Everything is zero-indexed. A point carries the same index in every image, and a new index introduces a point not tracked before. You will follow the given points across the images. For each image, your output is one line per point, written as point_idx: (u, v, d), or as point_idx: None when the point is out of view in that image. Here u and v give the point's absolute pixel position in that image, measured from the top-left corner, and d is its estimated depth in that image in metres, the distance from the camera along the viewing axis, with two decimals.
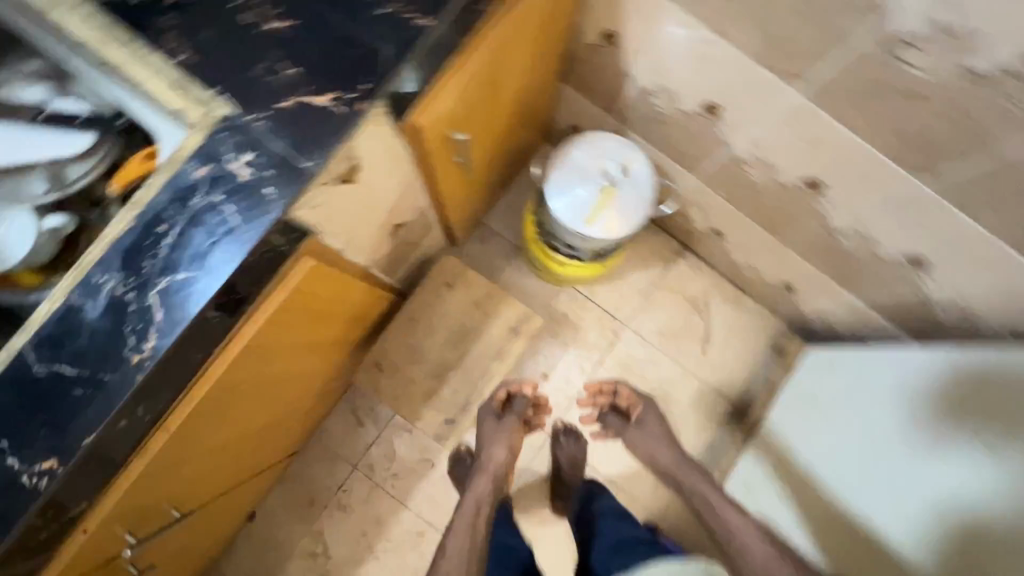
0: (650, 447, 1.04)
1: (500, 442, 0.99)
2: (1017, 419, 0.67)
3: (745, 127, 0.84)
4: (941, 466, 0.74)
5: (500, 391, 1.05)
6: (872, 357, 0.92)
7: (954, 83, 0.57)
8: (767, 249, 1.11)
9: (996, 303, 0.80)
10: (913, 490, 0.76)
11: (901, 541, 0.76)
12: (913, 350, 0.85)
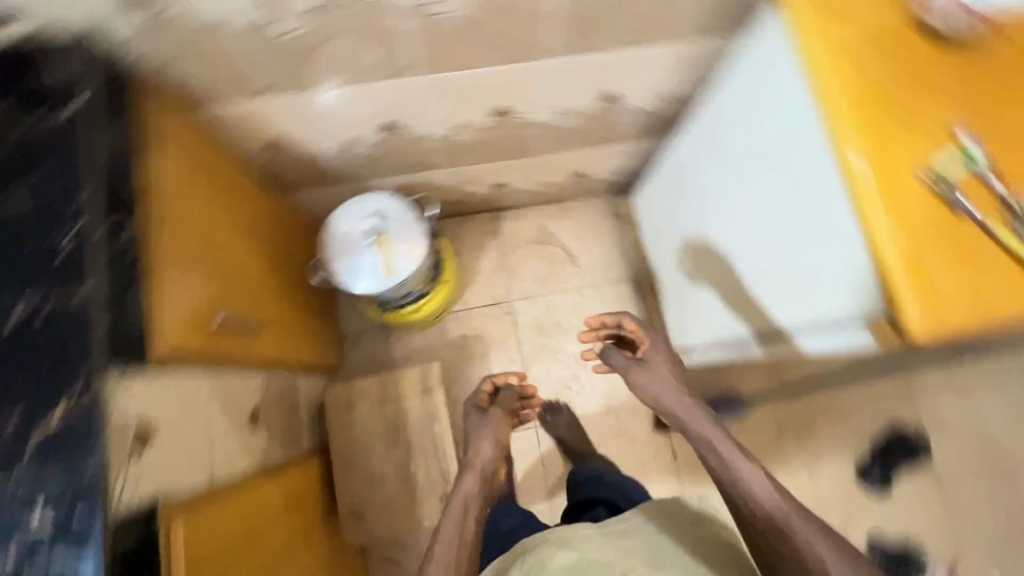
0: (661, 386, 0.85)
1: (486, 435, 0.91)
2: (836, 115, 0.62)
3: (419, 118, 0.94)
4: (810, 199, 0.69)
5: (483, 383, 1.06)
6: (727, 133, 0.88)
7: (476, 1, 0.68)
8: (536, 167, 1.24)
9: (674, 81, 0.94)
10: (799, 234, 0.73)
11: (800, 291, 0.75)
12: (749, 102, 0.79)
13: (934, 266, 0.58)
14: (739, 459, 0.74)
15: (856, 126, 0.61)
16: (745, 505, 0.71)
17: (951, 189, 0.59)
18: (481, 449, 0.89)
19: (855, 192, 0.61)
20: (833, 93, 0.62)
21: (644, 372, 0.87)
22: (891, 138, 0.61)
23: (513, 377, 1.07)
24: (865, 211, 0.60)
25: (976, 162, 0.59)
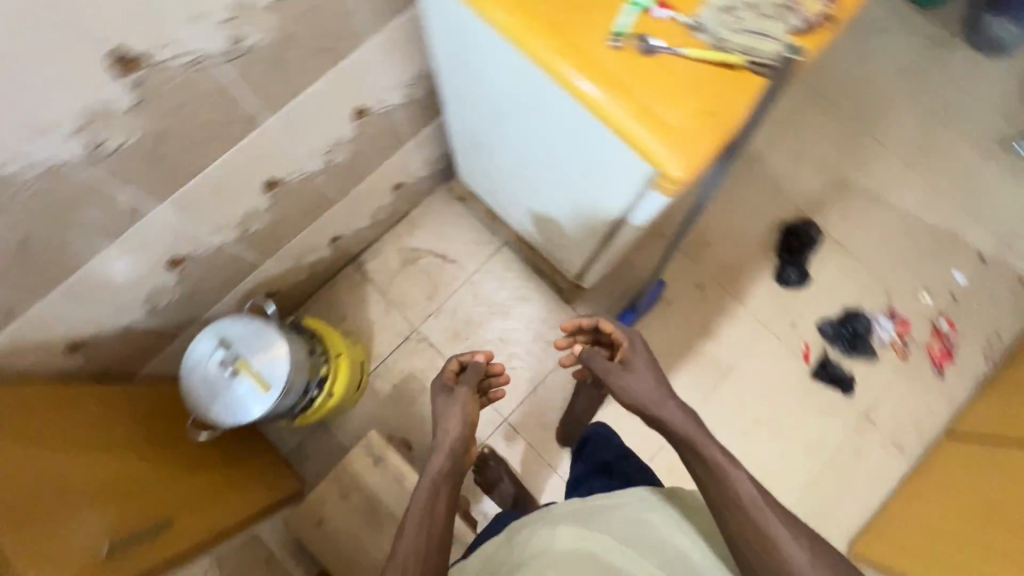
0: (638, 384, 0.82)
1: (453, 415, 0.84)
2: (522, 37, 0.63)
3: (198, 237, 0.89)
4: (556, 113, 0.71)
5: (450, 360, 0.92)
6: (464, 91, 0.88)
7: (144, 115, 0.65)
8: (354, 205, 1.23)
9: (402, 67, 0.94)
10: (568, 143, 0.76)
11: (603, 186, 0.78)
12: (459, 57, 0.80)
13: (659, 109, 0.61)
14: (730, 469, 0.72)
15: (529, 31, 0.62)
16: (735, 519, 0.69)
17: (634, 39, 0.61)
18: (449, 429, 0.83)
19: (578, 92, 0.63)
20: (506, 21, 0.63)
21: (623, 374, 0.83)
22: (563, 23, 0.62)
23: (478, 355, 0.92)
24: (599, 107, 0.62)
25: (641, 4, 0.62)
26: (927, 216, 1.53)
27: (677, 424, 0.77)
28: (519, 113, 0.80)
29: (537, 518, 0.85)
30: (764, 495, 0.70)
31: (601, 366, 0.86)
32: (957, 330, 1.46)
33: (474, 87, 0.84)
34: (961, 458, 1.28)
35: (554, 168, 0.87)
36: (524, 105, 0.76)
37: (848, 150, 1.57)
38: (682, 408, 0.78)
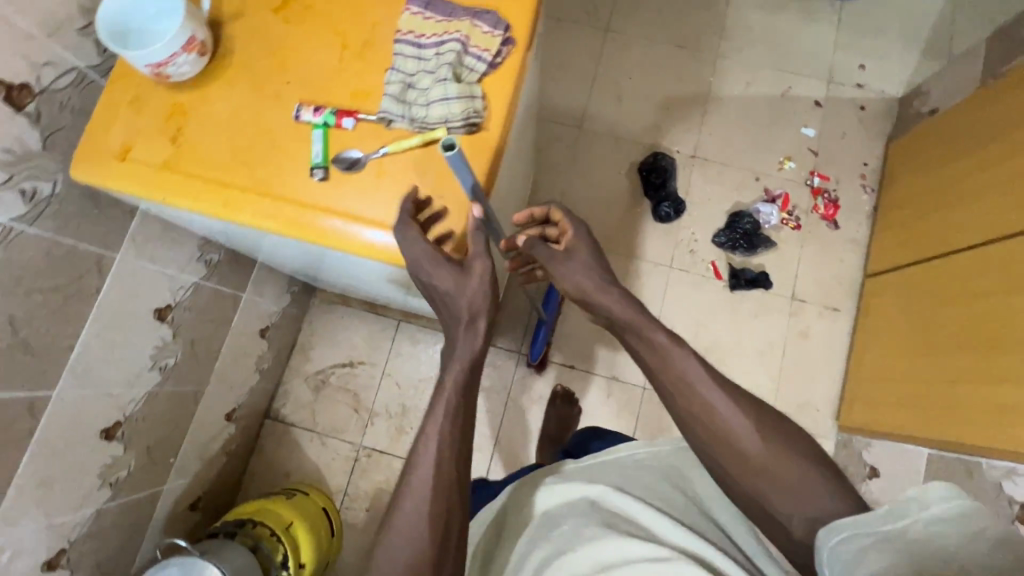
0: (581, 279, 0.72)
1: (470, 296, 0.58)
2: (234, 217, 0.58)
3: (64, 525, 0.82)
4: (321, 252, 0.67)
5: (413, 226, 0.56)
6: (251, 246, 0.83)
7: None
8: (228, 377, 1.16)
9: (174, 250, 0.88)
10: (356, 264, 0.71)
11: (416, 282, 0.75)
12: (214, 231, 0.74)
13: (388, 216, 0.58)
14: (673, 350, 0.67)
15: (229, 205, 0.58)
16: (684, 402, 0.65)
17: (333, 164, 0.58)
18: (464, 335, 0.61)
19: (316, 241, 0.58)
20: (211, 208, 0.58)
21: (563, 266, 0.72)
22: (258, 177, 0.58)
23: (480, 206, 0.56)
24: (340, 246, 0.58)
25: (320, 126, 0.58)
26: (756, 91, 1.56)
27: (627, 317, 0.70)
28: (300, 254, 0.76)
29: (545, 478, 0.81)
30: (709, 370, 0.66)
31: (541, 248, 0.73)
32: (831, 181, 1.50)
33: (250, 243, 0.79)
34: (889, 294, 1.31)
35: (370, 275, 0.82)
36: (295, 249, 0.72)
37: (660, 68, 1.58)
38: (622, 293, 0.71)
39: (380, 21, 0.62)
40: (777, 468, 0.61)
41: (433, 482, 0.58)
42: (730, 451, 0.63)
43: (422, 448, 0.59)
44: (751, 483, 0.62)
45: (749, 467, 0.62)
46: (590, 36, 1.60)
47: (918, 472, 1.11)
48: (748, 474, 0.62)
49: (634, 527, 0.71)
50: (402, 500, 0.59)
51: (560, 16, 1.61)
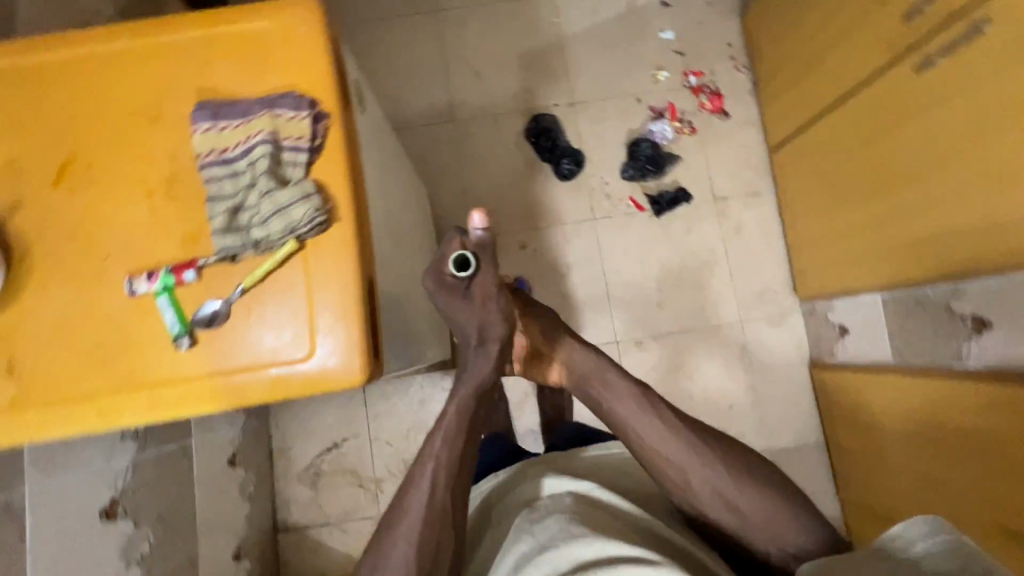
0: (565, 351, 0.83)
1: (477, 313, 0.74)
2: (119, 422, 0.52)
3: None
4: None
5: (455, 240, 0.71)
6: None
7: None
8: (217, 521, 1.10)
9: (88, 444, 0.80)
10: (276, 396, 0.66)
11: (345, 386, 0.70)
12: None
13: (279, 348, 0.53)
14: (642, 414, 0.75)
15: (107, 412, 0.52)
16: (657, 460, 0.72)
17: (196, 322, 0.52)
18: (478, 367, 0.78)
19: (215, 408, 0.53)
20: (90, 424, 0.52)
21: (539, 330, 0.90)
22: (123, 370, 0.52)
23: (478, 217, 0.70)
24: (245, 402, 0.53)
25: (162, 291, 0.52)
26: (604, 14, 1.52)
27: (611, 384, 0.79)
28: None
29: (535, 475, 0.83)
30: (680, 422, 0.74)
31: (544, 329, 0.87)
32: (706, 74, 1.50)
33: None
34: (796, 162, 1.35)
35: None
36: None
37: (505, 29, 1.52)
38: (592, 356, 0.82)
39: (174, 149, 0.55)
40: (760, 506, 0.69)
41: (423, 514, 0.69)
42: (714, 496, 0.70)
43: (425, 458, 0.73)
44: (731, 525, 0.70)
45: (729, 510, 0.69)
46: (423, 23, 1.52)
47: (880, 316, 1.15)
48: (728, 515, 0.69)
49: (615, 514, 0.71)
50: (394, 526, 0.69)
51: (385, 15, 1.52)
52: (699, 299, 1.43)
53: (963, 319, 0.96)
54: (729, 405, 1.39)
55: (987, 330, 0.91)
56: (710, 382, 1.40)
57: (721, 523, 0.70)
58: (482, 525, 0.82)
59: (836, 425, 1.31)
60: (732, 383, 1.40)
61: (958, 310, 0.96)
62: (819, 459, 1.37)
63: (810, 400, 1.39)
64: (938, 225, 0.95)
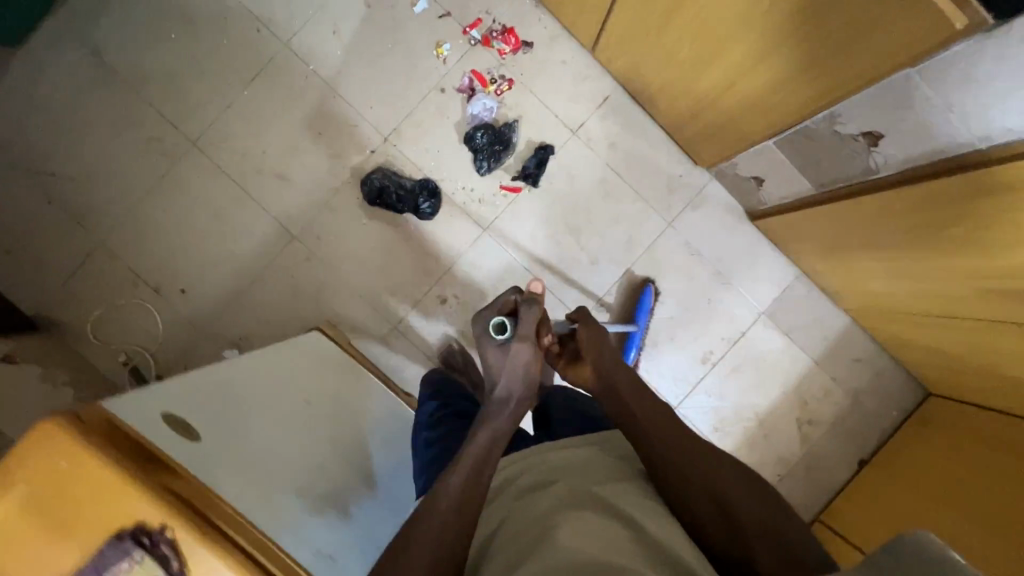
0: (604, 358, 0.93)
1: (518, 359, 0.87)
2: None
3: None
4: None
5: (510, 298, 0.94)
6: None
7: None
8: None
9: None
10: None
11: None
12: None
13: None
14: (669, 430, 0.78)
15: None
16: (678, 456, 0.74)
17: None
18: (497, 416, 0.83)
19: None
20: None
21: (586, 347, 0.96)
22: None
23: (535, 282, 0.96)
24: None
25: None
26: (348, 27, 1.32)
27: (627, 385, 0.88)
28: None
29: (541, 466, 0.75)
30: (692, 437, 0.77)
31: (591, 335, 0.96)
32: (485, 17, 1.33)
33: None
34: (619, 52, 1.22)
35: None
36: None
37: (270, 111, 1.32)
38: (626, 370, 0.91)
39: None
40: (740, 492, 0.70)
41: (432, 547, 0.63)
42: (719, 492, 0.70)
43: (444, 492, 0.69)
44: (710, 511, 0.68)
45: (709, 486, 0.70)
46: (192, 164, 1.33)
47: (781, 159, 1.08)
48: (705, 492, 0.69)
49: (607, 510, 0.63)
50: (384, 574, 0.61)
51: (152, 185, 1.33)
52: (622, 230, 1.36)
53: (854, 137, 0.89)
54: (708, 300, 1.37)
55: (882, 141, 0.85)
56: (680, 293, 1.37)
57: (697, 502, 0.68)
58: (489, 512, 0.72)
59: (811, 264, 1.31)
60: (698, 280, 1.37)
61: (845, 133, 0.89)
62: (805, 290, 1.38)
63: (770, 248, 1.37)
64: (781, 70, 0.87)
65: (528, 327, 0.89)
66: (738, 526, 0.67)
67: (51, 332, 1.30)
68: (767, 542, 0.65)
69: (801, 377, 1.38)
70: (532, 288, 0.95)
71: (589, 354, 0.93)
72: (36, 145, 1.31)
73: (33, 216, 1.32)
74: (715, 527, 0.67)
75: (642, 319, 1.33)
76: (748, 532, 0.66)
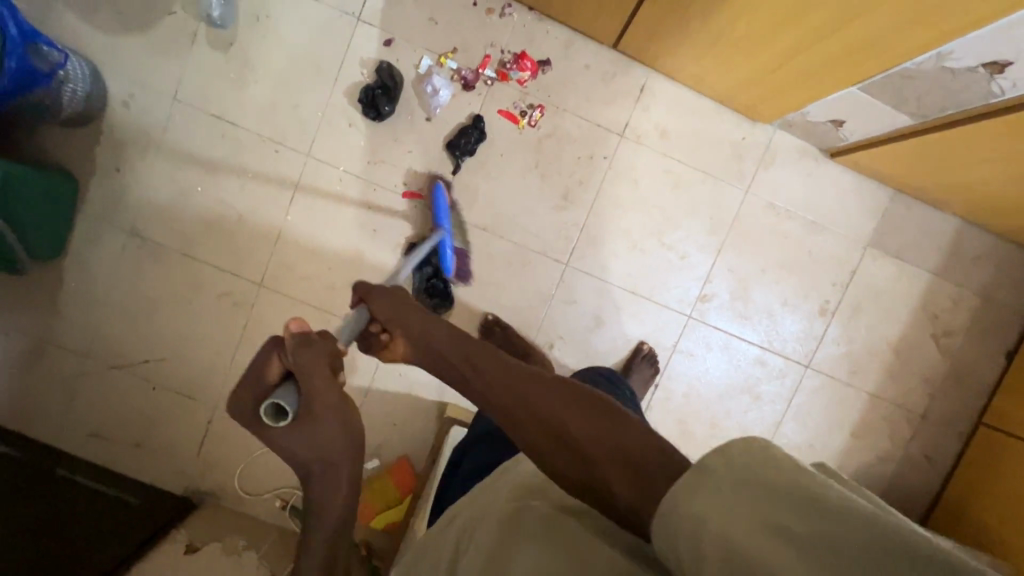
0: (423, 324, 0.75)
1: (321, 397, 0.72)
2: None
3: None
4: None
5: (274, 361, 0.73)
6: None
7: None
8: None
9: None
10: None
11: None
12: None
13: None
14: (499, 376, 0.64)
15: None
16: (510, 401, 0.60)
17: None
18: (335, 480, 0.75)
19: None
20: None
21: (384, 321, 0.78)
22: None
23: (293, 330, 0.73)
24: None
25: None
26: (361, 115, 1.25)
27: (445, 341, 0.73)
28: None
29: (501, 483, 0.64)
30: (529, 380, 0.61)
31: (389, 307, 0.78)
32: (492, 52, 1.24)
33: None
34: (651, 41, 1.14)
35: None
36: None
37: (318, 227, 1.28)
38: (447, 328, 0.74)
39: None
40: (586, 421, 0.54)
41: None
42: (552, 427, 0.56)
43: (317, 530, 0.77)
44: (559, 451, 0.54)
45: (539, 417, 0.57)
46: (265, 303, 1.31)
47: (871, 101, 1.00)
48: (544, 428, 0.56)
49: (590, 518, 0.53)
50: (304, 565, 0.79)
51: (234, 338, 1.32)
52: (700, 214, 1.31)
53: (971, 69, 0.82)
54: (808, 252, 1.32)
55: (1009, 68, 0.78)
56: (778, 255, 1.32)
57: (536, 440, 0.56)
58: (442, 539, 0.62)
59: (907, 183, 1.24)
60: (792, 235, 1.32)
61: (958, 67, 0.82)
62: (904, 206, 1.32)
63: (855, 180, 1.31)
64: (874, 24, 0.80)
65: (320, 383, 0.71)
66: (586, 454, 0.52)
67: (207, 505, 1.35)
68: (606, 458, 0.50)
69: (925, 293, 1.34)
70: (293, 334, 0.73)
71: (392, 330, 0.77)
72: (117, 343, 1.31)
73: (144, 408, 1.33)
74: (556, 457, 0.54)
75: (443, 219, 1.22)
76: (591, 457, 0.51)
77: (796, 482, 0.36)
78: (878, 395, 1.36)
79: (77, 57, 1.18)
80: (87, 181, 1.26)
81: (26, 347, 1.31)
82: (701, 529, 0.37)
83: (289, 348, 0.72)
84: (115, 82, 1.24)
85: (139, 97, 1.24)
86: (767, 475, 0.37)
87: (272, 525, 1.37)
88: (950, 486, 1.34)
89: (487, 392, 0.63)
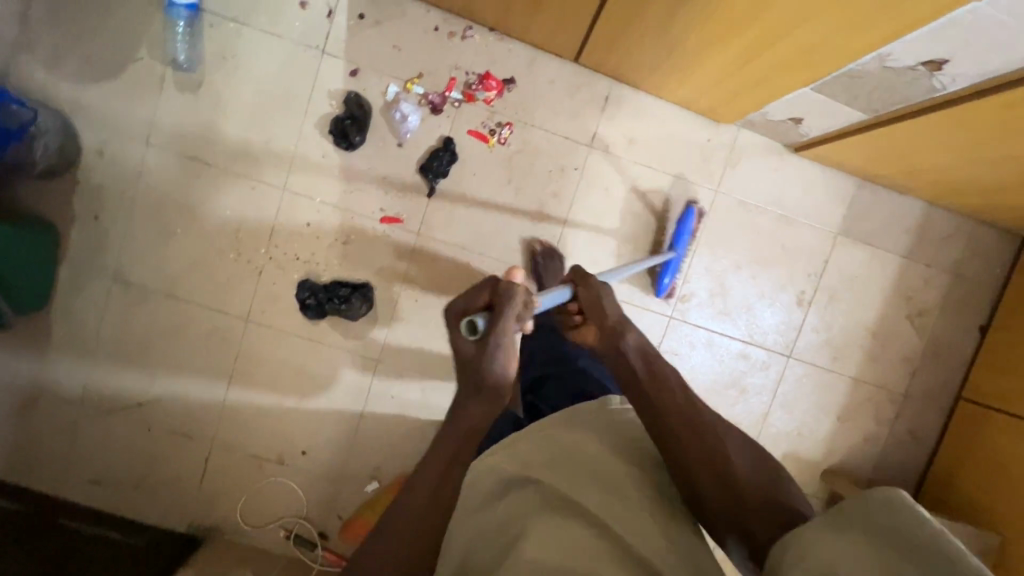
0: (627, 327, 0.88)
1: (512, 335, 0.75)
2: None
3: None
4: None
5: (485, 291, 0.78)
6: None
7: None
8: None
9: None
10: None
11: None
12: None
13: None
14: (684, 395, 0.74)
15: None
16: (690, 424, 0.70)
17: None
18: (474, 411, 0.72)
19: None
20: None
21: (588, 307, 0.93)
22: None
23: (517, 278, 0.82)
24: None
25: None
26: (334, 145, 1.27)
27: (635, 350, 0.84)
28: None
29: (508, 470, 0.66)
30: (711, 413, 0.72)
31: (596, 298, 0.93)
32: (457, 74, 1.26)
33: None
34: (610, 54, 1.16)
35: None
36: None
37: (300, 257, 1.30)
38: (639, 339, 0.86)
39: None
40: (741, 464, 0.67)
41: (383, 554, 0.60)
42: (717, 457, 0.67)
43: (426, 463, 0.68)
44: (708, 477, 0.65)
45: (709, 453, 0.67)
46: (253, 337, 1.33)
47: (823, 98, 1.03)
48: (710, 464, 0.66)
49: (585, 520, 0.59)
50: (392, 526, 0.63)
51: (226, 374, 1.33)
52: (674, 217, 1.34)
53: (912, 68, 0.85)
54: (781, 244, 1.35)
55: (946, 66, 0.81)
56: (753, 250, 1.35)
57: (696, 469, 0.66)
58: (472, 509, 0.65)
59: (871, 172, 1.28)
60: (764, 230, 1.35)
61: (900, 66, 0.85)
62: (869, 193, 1.35)
63: (821, 172, 1.34)
64: (816, 32, 0.83)
65: (510, 321, 0.74)
66: (738, 495, 0.64)
67: (211, 540, 1.37)
68: (754, 504, 0.64)
69: (897, 275, 1.37)
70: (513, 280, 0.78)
71: (593, 318, 0.91)
72: (109, 387, 1.32)
73: (142, 450, 1.34)
74: (708, 489, 0.65)
75: (682, 243, 1.29)
76: (740, 497, 0.64)
77: (907, 537, 0.44)
78: (860, 378, 1.40)
79: (47, 110, 1.20)
80: (66, 231, 1.28)
81: (18, 399, 1.31)
82: (808, 557, 0.47)
83: (502, 286, 0.76)
84: (87, 132, 1.25)
85: (112, 144, 1.26)
86: (879, 526, 0.45)
87: (278, 554, 1.38)
88: (938, 460, 1.37)
89: (660, 408, 0.72)
